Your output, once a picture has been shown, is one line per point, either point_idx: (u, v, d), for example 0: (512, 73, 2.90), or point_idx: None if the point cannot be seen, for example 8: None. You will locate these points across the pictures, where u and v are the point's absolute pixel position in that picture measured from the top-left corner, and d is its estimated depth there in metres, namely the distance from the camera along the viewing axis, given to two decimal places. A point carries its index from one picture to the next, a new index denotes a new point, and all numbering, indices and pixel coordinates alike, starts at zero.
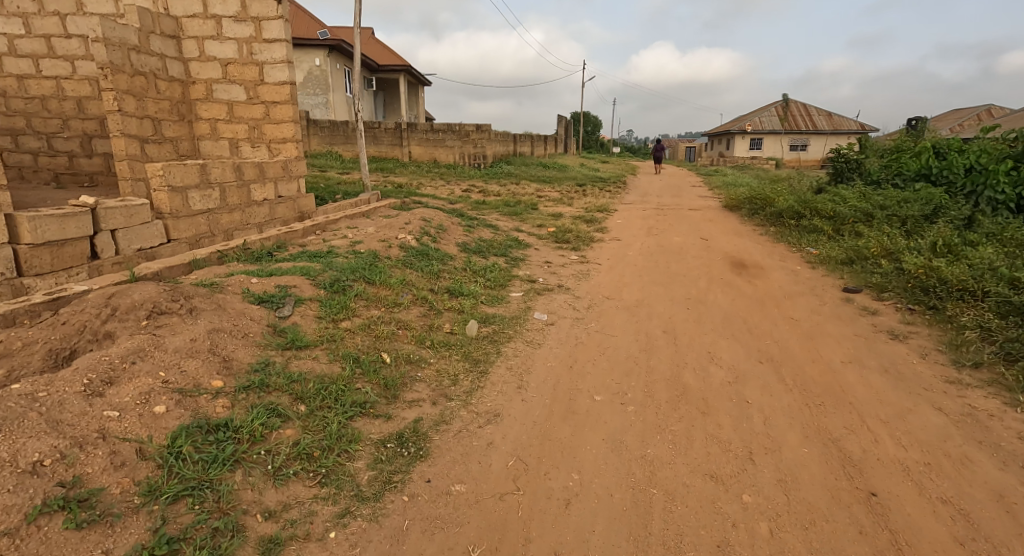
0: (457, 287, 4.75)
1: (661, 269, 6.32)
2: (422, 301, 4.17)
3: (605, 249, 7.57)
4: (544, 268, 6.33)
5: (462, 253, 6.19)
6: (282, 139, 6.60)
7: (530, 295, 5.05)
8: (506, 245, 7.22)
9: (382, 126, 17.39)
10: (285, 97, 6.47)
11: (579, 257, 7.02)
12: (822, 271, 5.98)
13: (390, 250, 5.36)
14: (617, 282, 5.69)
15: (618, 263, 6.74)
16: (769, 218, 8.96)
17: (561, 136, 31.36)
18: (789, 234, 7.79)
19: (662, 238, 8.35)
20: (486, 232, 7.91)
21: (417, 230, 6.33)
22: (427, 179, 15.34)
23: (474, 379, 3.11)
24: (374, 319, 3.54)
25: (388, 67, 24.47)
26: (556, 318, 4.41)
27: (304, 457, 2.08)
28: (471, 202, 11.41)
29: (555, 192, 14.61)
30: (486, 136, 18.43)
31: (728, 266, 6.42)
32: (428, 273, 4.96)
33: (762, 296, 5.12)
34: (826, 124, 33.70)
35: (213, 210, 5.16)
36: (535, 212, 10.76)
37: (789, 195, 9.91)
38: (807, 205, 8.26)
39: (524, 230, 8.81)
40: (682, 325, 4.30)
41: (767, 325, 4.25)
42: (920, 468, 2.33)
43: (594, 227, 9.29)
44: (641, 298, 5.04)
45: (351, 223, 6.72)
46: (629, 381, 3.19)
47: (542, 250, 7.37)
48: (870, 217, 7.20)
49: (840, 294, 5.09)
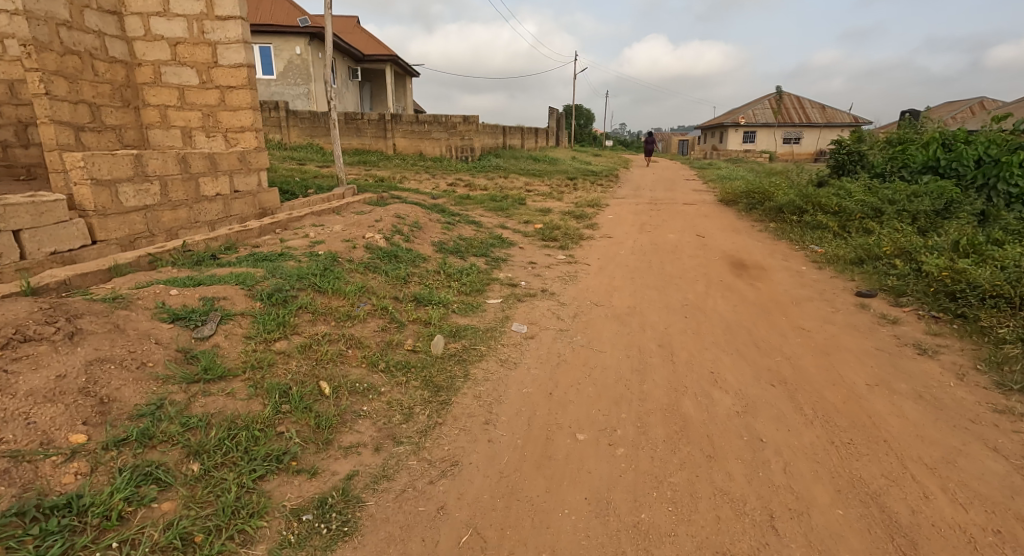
0: (425, 294, 4.21)
1: (655, 271, 5.81)
2: (382, 313, 3.62)
3: (594, 247, 7.05)
4: (528, 269, 5.81)
5: (437, 253, 5.64)
6: (239, 127, 6.03)
7: (509, 302, 4.53)
8: (488, 244, 6.69)
9: (365, 117, 16.76)
10: (241, 81, 5.91)
11: (566, 256, 6.50)
12: (830, 272, 5.49)
13: (354, 251, 4.81)
14: (606, 286, 5.18)
15: (607, 263, 6.23)
16: (768, 213, 8.48)
17: (553, 128, 30.82)
18: (791, 231, 7.31)
19: (655, 235, 7.85)
20: (467, 229, 7.37)
21: (388, 228, 5.78)
22: (411, 173, 14.75)
23: (432, 413, 2.58)
24: (318, 337, 3.00)
25: (374, 57, 23.81)
26: (537, 330, 3.89)
27: (177, 547, 1.57)
28: (454, 197, 10.84)
29: (544, 186, 14.10)
30: (474, 128, 17.83)
31: (727, 266, 5.92)
32: (395, 277, 4.41)
33: (767, 302, 4.62)
34: (820, 116, 33.30)
35: (153, 207, 4.58)
36: (522, 208, 10.22)
37: (788, 189, 9.43)
38: (809, 200, 7.78)
39: (509, 227, 8.28)
40: (680, 338, 3.78)
41: (776, 339, 3.74)
42: (989, 539, 1.84)
43: (583, 223, 8.77)
44: (633, 305, 4.53)
45: (318, 221, 6.14)
46: (619, 414, 2.67)
47: (526, 250, 6.85)
48: (879, 213, 6.72)
49: (852, 299, 4.60)
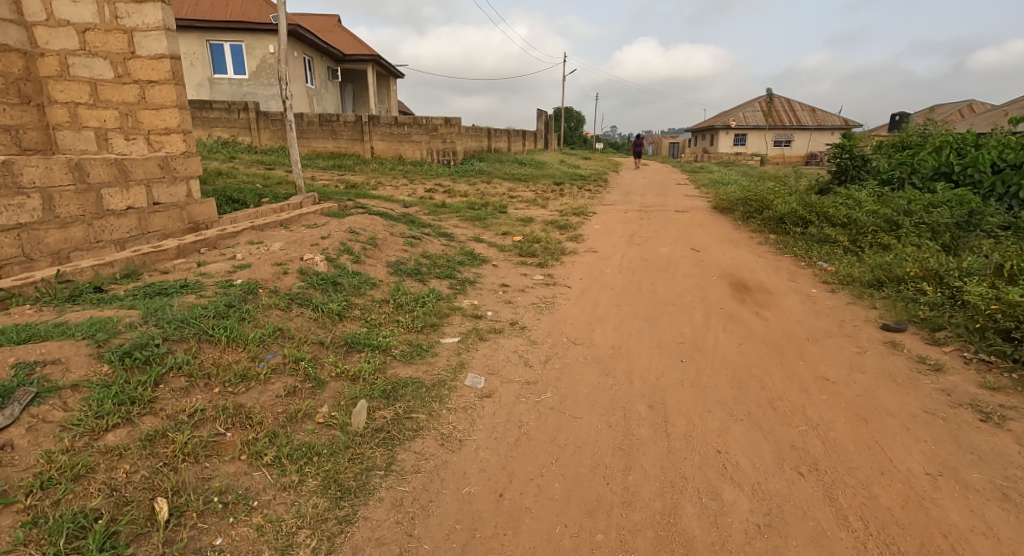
0: (360, 337, 3.40)
1: (646, 294, 5.04)
2: (294, 369, 2.80)
3: (577, 264, 6.29)
4: (497, 293, 5.04)
5: (391, 277, 4.83)
6: (164, 129, 5.22)
7: (468, 340, 3.76)
8: (454, 263, 5.90)
9: (340, 119, 15.90)
10: (165, 75, 5.12)
11: (543, 277, 5.73)
12: (845, 298, 4.76)
13: (283, 279, 3.98)
14: (587, 317, 4.41)
15: (591, 285, 5.45)
16: (767, 223, 7.78)
17: (541, 131, 30.17)
18: (794, 244, 6.60)
19: (645, 248, 7.09)
20: (433, 245, 6.58)
21: (334, 247, 4.98)
22: (387, 178, 13.93)
23: (321, 545, 1.81)
24: (183, 420, 2.14)
25: (356, 56, 23.04)
26: (497, 384, 3.12)
27: None
28: (428, 205, 10.02)
29: (528, 191, 13.36)
30: (456, 130, 17.04)
31: (728, 289, 5.16)
32: (325, 314, 3.59)
33: (778, 338, 3.86)
34: (810, 119, 32.93)
35: (33, 225, 3.86)
36: (501, 217, 9.44)
37: (788, 196, 8.72)
38: (813, 210, 7.07)
39: (483, 240, 7.50)
40: (678, 395, 3.00)
41: (798, 396, 2.97)
42: None
43: (566, 235, 8.00)
44: (618, 345, 3.75)
45: (257, 237, 5.31)
46: (591, 536, 1.93)
47: (499, 268, 6.06)
48: (893, 225, 6.03)
49: (879, 334, 3.88)
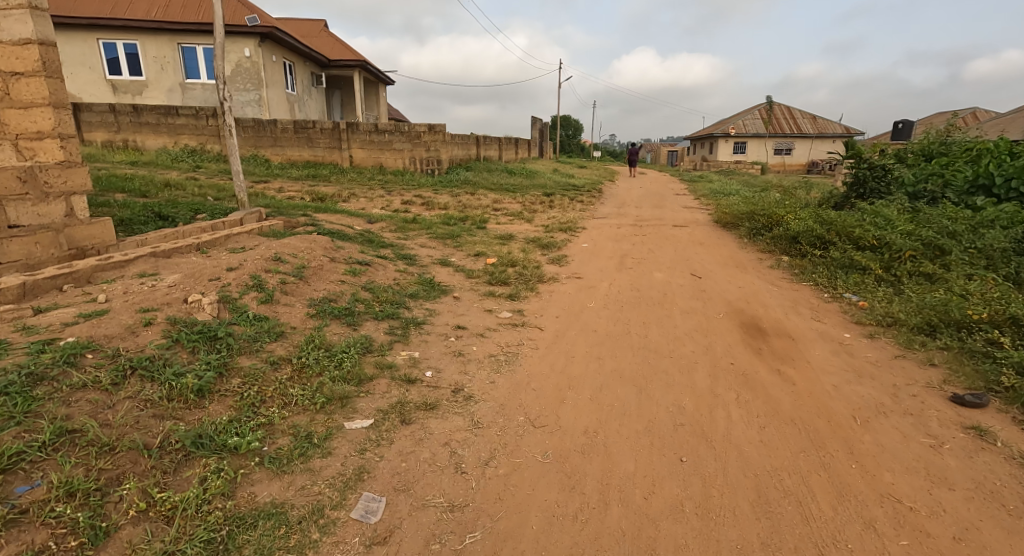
0: (210, 431, 2.29)
1: (636, 342, 3.98)
2: (49, 515, 1.72)
3: (555, 296, 5.26)
4: (447, 339, 4.02)
5: (310, 323, 3.78)
6: (36, 134, 4.17)
7: (385, 423, 2.72)
8: (404, 298, 4.84)
9: (317, 126, 14.93)
10: (33, 67, 4.06)
11: (511, 314, 4.69)
12: (890, 348, 3.73)
13: (139, 332, 2.91)
14: (556, 378, 3.36)
15: (569, 325, 4.41)
16: (780, 243, 6.76)
17: (535, 140, 29.29)
18: (814, 271, 5.58)
19: (637, 274, 6.07)
20: (386, 272, 5.54)
21: (240, 281, 3.93)
22: (363, 188, 12.90)
23: None
24: None
25: (341, 62, 22.20)
26: (403, 513, 2.09)
27: None
28: (399, 220, 8.99)
29: (515, 203, 12.36)
30: (441, 138, 15.98)
31: (738, 334, 4.12)
32: (164, 394, 2.47)
33: (812, 419, 2.82)
34: (811, 127, 32.02)
35: None
36: (478, 234, 8.39)
37: (800, 212, 7.69)
38: (833, 228, 6.06)
39: (451, 263, 6.45)
40: (677, 537, 2.00)
41: (863, 546, 1.95)
42: None
43: (548, 256, 6.96)
44: (595, 433, 2.71)
45: (151, 268, 4.28)
46: None
47: (461, 302, 5.01)
48: (936, 249, 5.00)
49: (951, 412, 2.85)
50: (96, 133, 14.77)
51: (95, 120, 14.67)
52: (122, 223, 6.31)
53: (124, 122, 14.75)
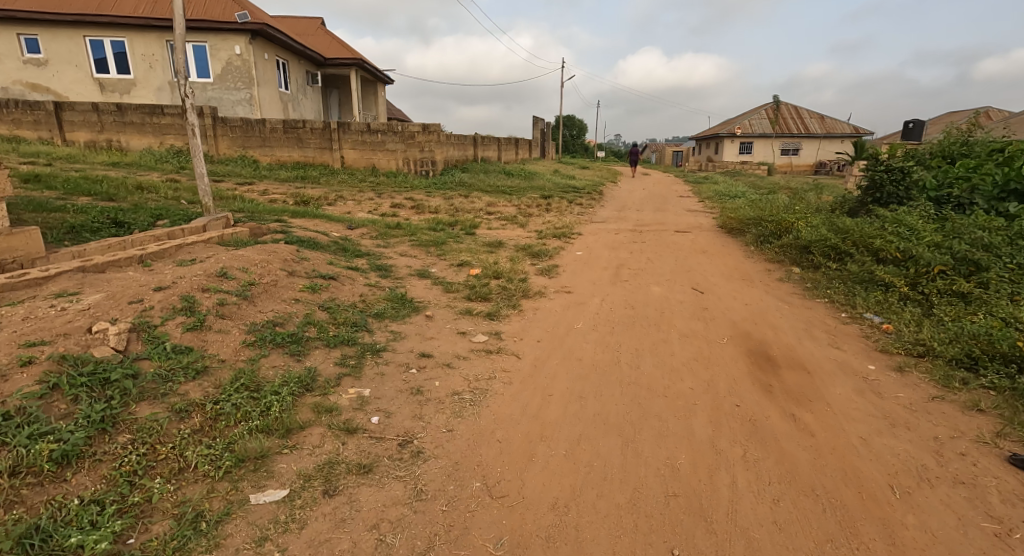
0: (53, 523, 1.84)
1: (626, 376, 3.42)
2: None
3: (539, 314, 4.71)
4: (406, 371, 3.47)
5: (243, 354, 3.24)
6: None
7: (302, 495, 2.18)
8: (367, 319, 4.29)
9: (307, 125, 14.44)
10: None
11: (486, 337, 4.13)
12: (926, 385, 3.15)
13: (9, 375, 2.38)
14: (527, 425, 2.81)
15: (551, 352, 3.85)
16: (792, 253, 6.18)
17: (537, 140, 28.74)
18: (829, 285, 5.01)
19: (633, 288, 5.50)
20: (353, 286, 5.00)
21: (167, 303, 3.41)
22: (352, 190, 12.39)
23: None
24: None
25: (338, 61, 21.71)
26: None
27: None
28: (382, 225, 8.45)
29: (509, 206, 11.80)
30: (436, 138, 15.44)
31: (745, 364, 3.55)
32: (7, 465, 1.95)
33: (840, 489, 2.26)
34: (819, 127, 31.29)
35: None
36: (465, 240, 7.85)
37: (812, 218, 7.10)
38: (851, 238, 5.47)
39: (430, 274, 5.91)
40: None
41: None
42: None
43: (537, 267, 6.42)
44: (565, 511, 2.17)
45: (74, 286, 3.78)
46: None
47: (432, 322, 4.46)
48: (971, 263, 4.41)
49: (1013, 481, 2.27)
50: (79, 133, 14.35)
51: (79, 119, 14.27)
52: (73, 231, 5.81)
53: (108, 121, 14.32)
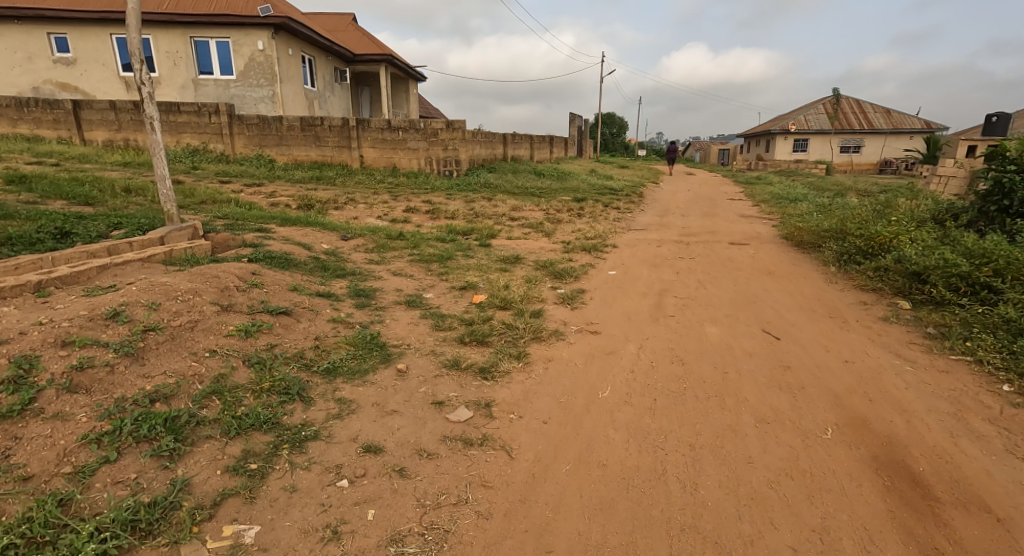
0: None
1: (675, 510, 2.11)
2: None
3: (552, 371, 3.39)
4: (331, 486, 2.23)
5: (70, 463, 2.06)
6: None
7: None
8: (308, 379, 3.08)
9: (324, 122, 13.53)
10: None
11: (470, 414, 2.85)
12: None
13: None
14: None
15: (562, 447, 2.55)
16: (900, 281, 4.63)
17: (574, 139, 27.32)
18: (974, 337, 3.50)
19: (684, 328, 4.11)
20: (310, 325, 3.82)
21: None
22: (366, 192, 11.37)
23: None
24: None
25: (366, 56, 20.85)
26: None
27: None
28: (384, 234, 7.31)
29: (537, 210, 10.49)
30: (460, 135, 14.25)
31: (879, 493, 2.18)
32: None
33: None
34: (885, 122, 28.54)
35: None
36: (476, 255, 6.60)
37: (918, 231, 5.50)
38: (995, 268, 3.93)
39: (420, 303, 4.68)
40: None
41: None
42: None
43: (558, 292, 5.10)
44: None
45: None
46: None
47: (401, 382, 3.21)
48: None
49: None
50: (97, 132, 13.91)
51: (97, 118, 13.82)
52: (5, 242, 4.87)
53: (125, 120, 13.81)
